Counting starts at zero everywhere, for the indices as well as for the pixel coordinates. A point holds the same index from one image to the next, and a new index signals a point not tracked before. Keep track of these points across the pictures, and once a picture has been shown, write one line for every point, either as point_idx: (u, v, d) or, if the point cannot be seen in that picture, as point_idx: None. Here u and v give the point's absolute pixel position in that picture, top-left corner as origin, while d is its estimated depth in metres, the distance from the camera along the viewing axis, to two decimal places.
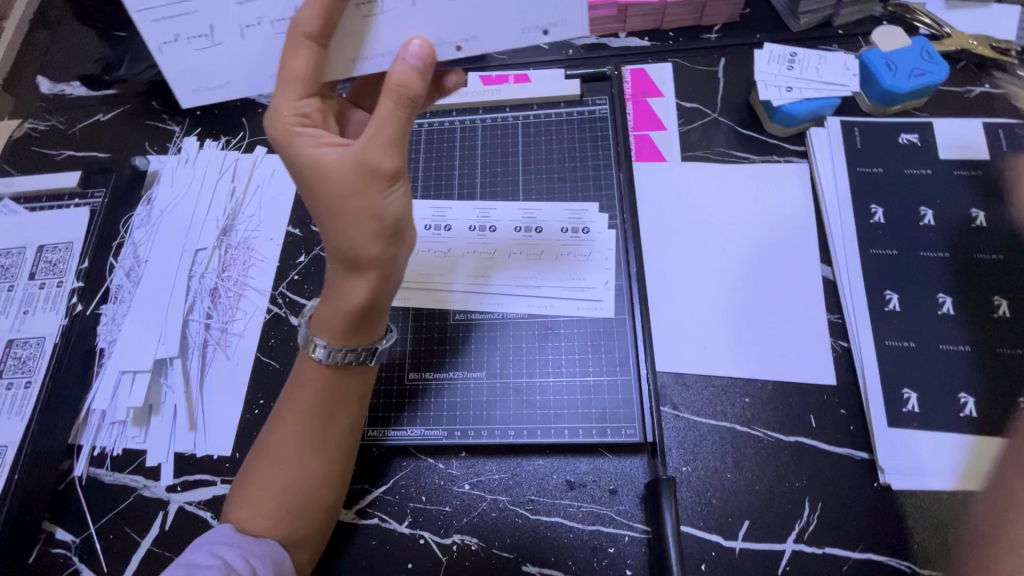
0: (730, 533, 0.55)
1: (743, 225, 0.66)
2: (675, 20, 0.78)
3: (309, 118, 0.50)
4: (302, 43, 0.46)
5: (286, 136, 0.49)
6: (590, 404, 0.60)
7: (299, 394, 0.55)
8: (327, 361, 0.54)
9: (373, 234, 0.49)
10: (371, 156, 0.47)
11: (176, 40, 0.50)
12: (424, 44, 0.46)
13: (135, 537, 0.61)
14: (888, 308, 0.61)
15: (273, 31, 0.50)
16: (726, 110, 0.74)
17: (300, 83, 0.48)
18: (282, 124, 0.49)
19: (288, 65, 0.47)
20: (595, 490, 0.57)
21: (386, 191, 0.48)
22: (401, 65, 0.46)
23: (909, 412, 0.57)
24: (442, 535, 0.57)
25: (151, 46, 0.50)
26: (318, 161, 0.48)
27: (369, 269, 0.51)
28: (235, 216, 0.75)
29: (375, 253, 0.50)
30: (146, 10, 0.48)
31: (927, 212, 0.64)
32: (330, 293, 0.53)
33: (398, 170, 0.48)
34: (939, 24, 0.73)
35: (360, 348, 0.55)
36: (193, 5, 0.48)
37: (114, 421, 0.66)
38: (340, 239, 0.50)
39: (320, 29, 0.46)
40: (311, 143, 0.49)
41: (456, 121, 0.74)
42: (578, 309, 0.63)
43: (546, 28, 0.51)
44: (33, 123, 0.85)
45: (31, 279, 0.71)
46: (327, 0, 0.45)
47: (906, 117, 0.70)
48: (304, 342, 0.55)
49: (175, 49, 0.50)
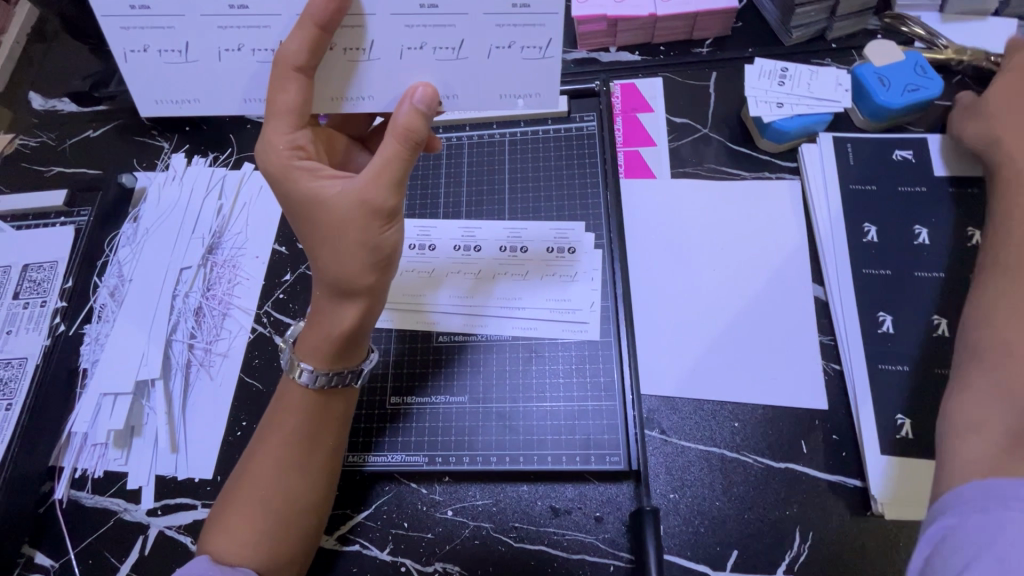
0: (717, 564, 0.54)
1: (733, 244, 0.65)
2: (666, 34, 0.77)
3: (304, 150, 0.49)
4: (289, 76, 0.45)
5: (283, 171, 0.48)
6: (574, 429, 0.58)
7: (281, 420, 0.53)
8: (313, 385, 0.53)
9: (367, 265, 0.49)
10: (370, 194, 0.47)
11: (147, 51, 0.48)
12: (431, 89, 0.47)
13: (114, 562, 0.60)
14: (882, 330, 0.59)
15: (253, 58, 0.48)
16: (716, 126, 0.72)
17: (291, 115, 0.47)
18: (279, 158, 0.48)
19: (275, 97, 0.46)
20: (580, 517, 0.56)
21: (385, 227, 0.48)
22: (407, 107, 0.46)
23: (903, 439, 0.55)
24: (423, 563, 0.56)
25: (116, 54, 0.48)
26: (316, 195, 0.48)
27: (360, 296, 0.51)
28: (221, 234, 0.75)
29: (368, 282, 0.50)
30: (120, 19, 0.47)
31: (922, 231, 0.63)
32: (315, 319, 0.53)
33: (397, 208, 0.48)
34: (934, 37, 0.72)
35: (346, 370, 0.54)
36: (170, 19, 0.47)
37: (95, 443, 0.65)
38: (332, 270, 0.49)
39: (306, 62, 0.44)
40: (307, 177, 0.48)
41: (442, 139, 0.74)
42: (564, 332, 0.62)
43: (520, 97, 0.50)
44: (24, 139, 0.85)
45: (15, 299, 0.70)
46: (309, 32, 0.43)
47: (899, 132, 0.69)
48: (288, 365, 0.54)
49: (141, 59, 0.49)
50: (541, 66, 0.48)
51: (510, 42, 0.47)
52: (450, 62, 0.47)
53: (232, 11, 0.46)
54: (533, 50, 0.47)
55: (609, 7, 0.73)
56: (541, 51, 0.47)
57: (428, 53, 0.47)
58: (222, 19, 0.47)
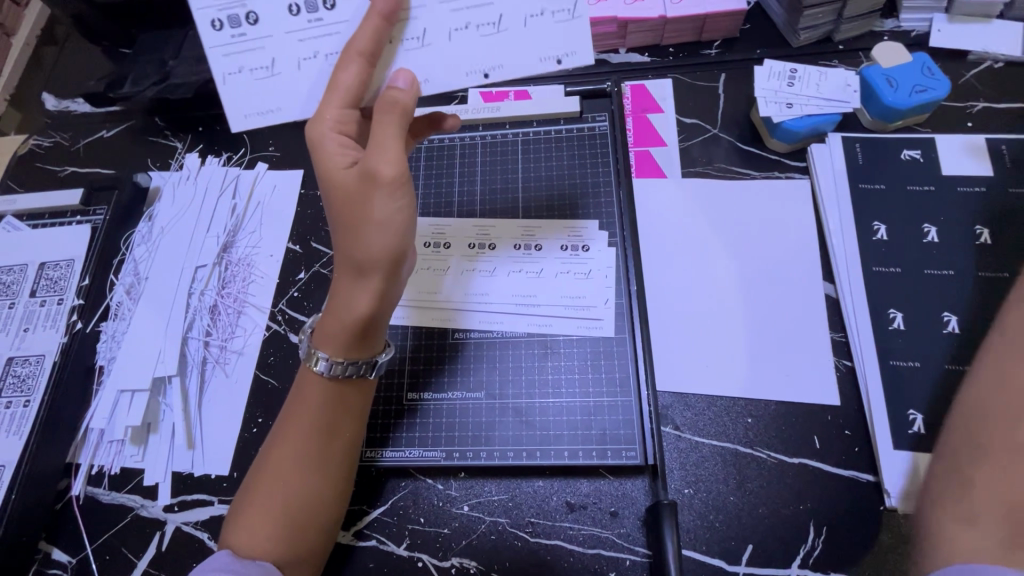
0: (732, 557, 0.54)
1: (744, 243, 0.66)
2: (675, 36, 0.77)
3: (347, 129, 0.50)
4: (350, 59, 0.48)
5: (316, 139, 0.50)
6: (590, 425, 0.59)
7: (300, 410, 0.53)
8: (327, 373, 0.53)
9: (384, 242, 0.49)
10: (375, 162, 0.48)
11: (240, 71, 0.52)
12: (406, 75, 0.49)
13: (131, 558, 0.61)
14: (893, 326, 0.60)
15: (325, 63, 0.51)
16: (726, 126, 0.73)
17: (346, 95, 0.48)
18: (325, 125, 0.49)
19: (337, 78, 0.48)
20: (596, 512, 0.56)
21: (394, 197, 0.49)
22: (390, 87, 0.49)
23: (915, 434, 0.56)
24: (440, 558, 0.56)
25: (215, 77, 0.52)
26: (333, 170, 0.49)
27: (375, 278, 0.50)
28: (236, 233, 0.75)
29: (385, 263, 0.50)
30: (220, 47, 0.51)
31: (931, 229, 0.63)
32: (334, 304, 0.52)
33: (400, 176, 0.48)
34: None
35: (361, 361, 0.54)
36: (262, 41, 0.51)
37: (112, 440, 0.66)
38: (353, 246, 0.50)
39: (372, 49, 0.48)
40: (334, 150, 0.49)
41: (456, 138, 0.75)
42: (578, 329, 0.63)
43: (559, 58, 0.52)
44: (37, 140, 0.86)
45: (32, 297, 0.72)
46: (376, 23, 0.47)
47: (907, 132, 0.70)
48: (305, 354, 0.54)
49: (236, 79, 0.52)
50: (571, 26, 0.51)
51: (541, 9, 0.51)
52: (491, 37, 0.51)
53: (313, 23, 0.50)
54: (563, 13, 0.51)
55: (619, 10, 0.74)
56: (569, 13, 0.51)
57: (472, 32, 0.51)
58: (303, 33, 0.51)
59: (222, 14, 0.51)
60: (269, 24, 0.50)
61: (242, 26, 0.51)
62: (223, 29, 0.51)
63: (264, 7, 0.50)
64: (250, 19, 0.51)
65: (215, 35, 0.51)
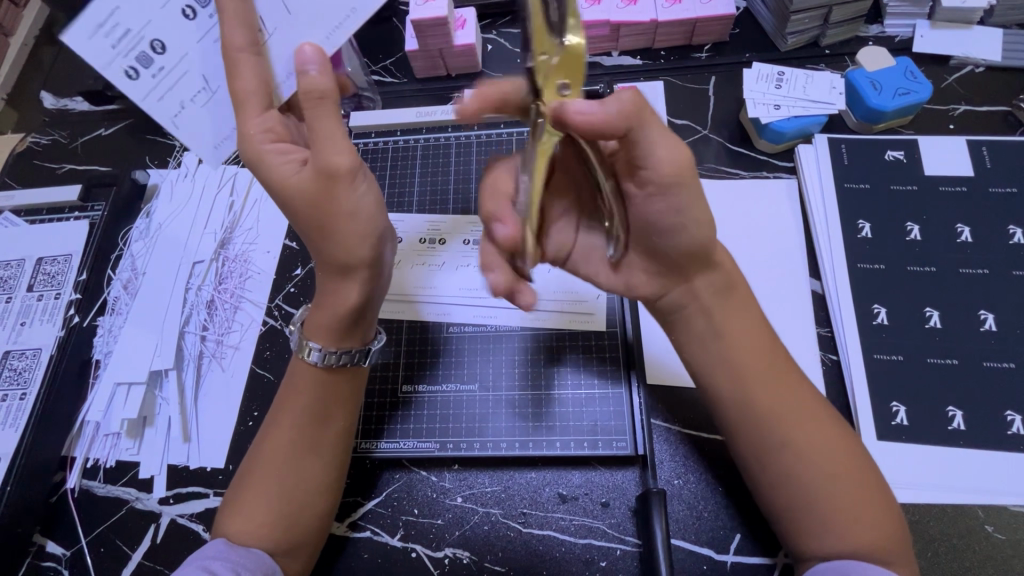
0: (721, 547, 0.55)
1: (733, 240, 0.68)
2: (666, 39, 0.79)
3: (275, 132, 0.47)
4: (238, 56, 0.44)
5: (255, 155, 0.47)
6: (581, 416, 0.60)
7: (293, 400, 0.54)
8: (322, 363, 0.54)
9: (359, 235, 0.48)
10: (327, 157, 0.44)
11: (185, 108, 0.47)
12: (314, 50, 0.45)
13: (127, 550, 0.61)
14: (877, 321, 0.62)
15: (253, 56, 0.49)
16: (716, 128, 0.75)
17: (256, 99, 0.45)
18: (248, 146, 0.46)
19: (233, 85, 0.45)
20: (587, 503, 0.57)
21: (353, 188, 0.46)
22: (302, 74, 0.44)
23: (898, 426, 0.57)
24: (433, 549, 0.57)
25: (167, 126, 0.47)
26: (283, 179, 0.46)
27: (358, 271, 0.50)
28: (233, 229, 0.76)
29: (367, 253, 0.49)
30: (149, 95, 0.46)
31: (914, 227, 0.65)
32: (322, 298, 0.53)
33: (355, 166, 0.46)
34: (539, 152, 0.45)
35: (353, 350, 0.55)
36: (184, 64, 0.46)
37: (108, 433, 0.66)
38: (324, 247, 0.49)
39: (252, 39, 0.44)
40: (281, 158, 0.47)
41: (452, 138, 0.76)
42: (569, 323, 0.64)
43: None
44: (35, 137, 0.86)
45: (29, 291, 0.72)
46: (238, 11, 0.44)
47: (892, 134, 0.72)
48: (297, 345, 0.55)
49: (188, 116, 0.47)
50: None
51: None
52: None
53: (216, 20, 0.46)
54: None
55: (612, 13, 0.76)
56: None
57: None
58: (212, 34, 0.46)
59: (129, 58, 0.44)
60: (177, 42, 0.45)
61: (155, 59, 0.45)
62: (139, 75, 0.45)
63: (156, 22, 0.44)
64: (157, 47, 0.45)
65: (131, 86, 0.45)
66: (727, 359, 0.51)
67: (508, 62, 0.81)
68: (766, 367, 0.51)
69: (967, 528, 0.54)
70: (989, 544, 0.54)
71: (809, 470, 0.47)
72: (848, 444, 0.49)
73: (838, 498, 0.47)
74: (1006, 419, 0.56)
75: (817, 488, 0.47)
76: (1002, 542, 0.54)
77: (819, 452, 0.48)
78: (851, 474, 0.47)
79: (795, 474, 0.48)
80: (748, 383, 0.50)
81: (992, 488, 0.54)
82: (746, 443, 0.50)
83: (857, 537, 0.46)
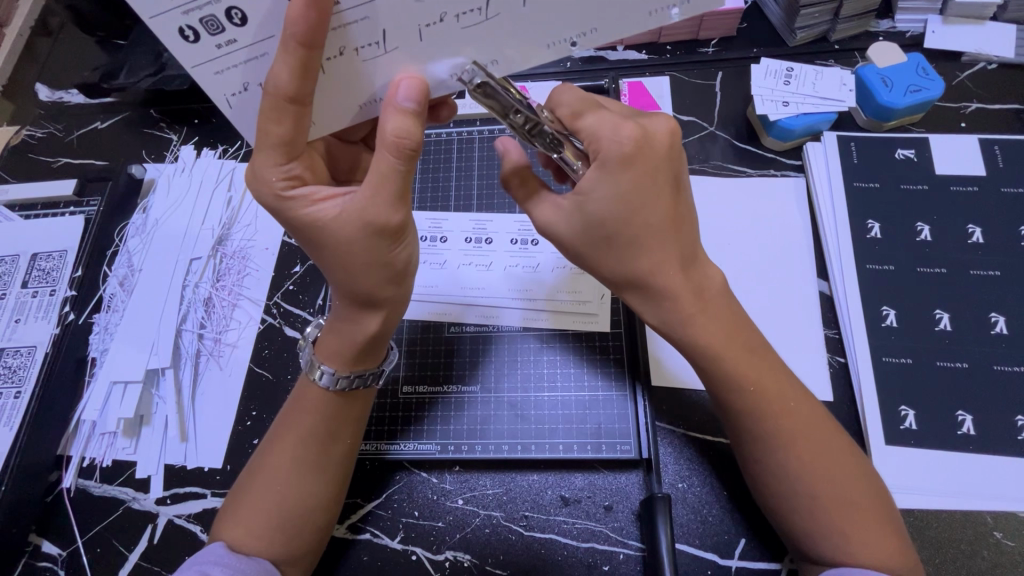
0: (725, 552, 0.54)
1: (739, 239, 0.66)
2: (673, 33, 0.78)
3: (300, 178, 0.46)
4: (281, 108, 0.40)
5: (282, 204, 0.45)
6: (586, 418, 0.59)
7: (298, 421, 0.53)
8: (333, 387, 0.53)
9: (386, 280, 0.48)
10: (375, 215, 0.44)
11: (247, 89, 0.42)
12: (416, 82, 0.41)
13: (124, 551, 0.60)
14: (885, 323, 0.61)
15: None
16: (723, 124, 0.74)
17: (281, 147, 0.43)
18: (271, 191, 0.45)
19: (267, 128, 0.42)
20: (590, 506, 0.57)
21: (394, 244, 0.46)
22: (397, 111, 0.41)
23: (907, 430, 0.56)
24: (433, 552, 0.56)
25: (218, 102, 0.42)
26: (317, 220, 0.45)
27: (382, 307, 0.50)
28: (230, 226, 0.75)
29: (389, 295, 0.50)
30: (207, 65, 0.39)
31: (924, 228, 0.64)
32: (337, 325, 0.52)
33: (404, 224, 0.45)
34: (553, 144, 0.47)
35: (366, 373, 0.54)
36: (262, 46, 0.39)
37: (104, 432, 0.65)
38: (347, 284, 0.48)
39: (298, 91, 0.39)
40: (308, 206, 0.45)
41: (453, 132, 0.75)
42: (573, 323, 0.63)
43: (573, 40, 0.41)
44: (30, 130, 0.85)
45: (24, 287, 0.71)
46: (293, 53, 0.37)
47: (902, 132, 0.70)
48: (307, 365, 0.54)
49: (245, 100, 0.42)
50: None
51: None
52: (479, 28, 0.39)
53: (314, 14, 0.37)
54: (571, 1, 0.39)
55: None
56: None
57: (450, 23, 0.38)
58: None
59: (192, 19, 0.36)
60: (264, 23, 0.38)
61: (226, 29, 0.37)
62: (200, 39, 0.37)
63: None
64: (234, 17, 0.37)
65: (192, 49, 0.38)
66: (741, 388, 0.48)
67: None
68: (743, 387, 0.48)
69: (975, 534, 0.54)
70: (998, 549, 0.53)
71: (811, 497, 0.46)
72: (860, 472, 0.48)
73: (842, 505, 0.46)
74: (1016, 424, 0.55)
75: (821, 495, 0.46)
76: (1011, 548, 0.53)
77: (820, 456, 0.47)
78: (860, 499, 0.46)
79: (800, 494, 0.47)
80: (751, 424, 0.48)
81: (1002, 494, 0.54)
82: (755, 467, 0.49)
83: (863, 544, 0.45)
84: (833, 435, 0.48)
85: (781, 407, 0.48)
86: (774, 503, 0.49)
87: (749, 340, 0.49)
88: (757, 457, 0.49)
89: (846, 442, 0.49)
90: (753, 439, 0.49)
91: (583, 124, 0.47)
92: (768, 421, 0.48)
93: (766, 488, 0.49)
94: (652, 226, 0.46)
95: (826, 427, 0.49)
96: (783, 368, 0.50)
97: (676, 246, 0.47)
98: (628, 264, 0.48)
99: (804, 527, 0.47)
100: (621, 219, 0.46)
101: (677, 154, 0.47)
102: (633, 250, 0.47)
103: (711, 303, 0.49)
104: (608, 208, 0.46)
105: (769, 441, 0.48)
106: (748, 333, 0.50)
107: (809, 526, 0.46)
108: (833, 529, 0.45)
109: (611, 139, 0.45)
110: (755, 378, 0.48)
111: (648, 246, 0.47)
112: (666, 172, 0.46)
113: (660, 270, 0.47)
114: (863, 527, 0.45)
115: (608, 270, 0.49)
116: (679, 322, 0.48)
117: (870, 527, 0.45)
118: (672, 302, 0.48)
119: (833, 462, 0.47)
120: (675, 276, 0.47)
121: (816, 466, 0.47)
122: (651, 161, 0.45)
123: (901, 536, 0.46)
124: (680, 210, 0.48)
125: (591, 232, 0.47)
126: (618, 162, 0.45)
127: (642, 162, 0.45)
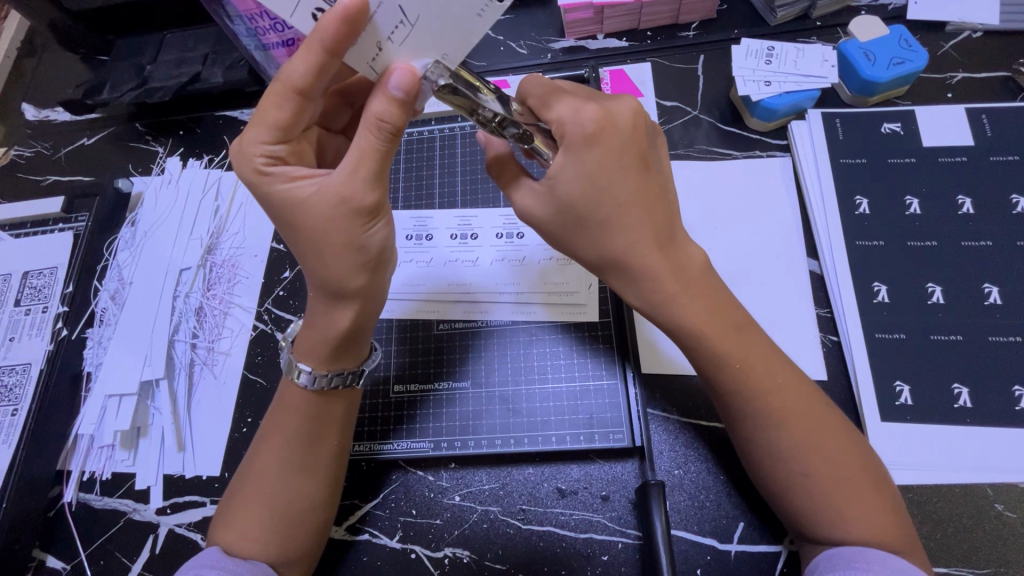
0: (724, 537, 0.54)
1: (727, 222, 0.66)
2: (653, 19, 0.77)
3: (282, 158, 0.47)
4: (286, 96, 0.44)
5: (257, 181, 0.46)
6: (577, 409, 0.59)
7: (282, 422, 0.53)
8: (312, 387, 0.53)
9: (356, 268, 0.48)
10: (350, 193, 0.44)
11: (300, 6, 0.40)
12: (407, 72, 0.41)
13: (126, 562, 0.60)
14: (877, 299, 0.60)
15: (398, 44, 0.40)
16: (707, 107, 0.73)
17: (276, 128, 0.45)
18: (251, 167, 0.46)
19: (268, 109, 0.45)
20: (586, 497, 0.56)
21: (368, 226, 0.46)
22: (387, 97, 0.42)
23: (902, 405, 0.56)
24: (432, 549, 0.56)
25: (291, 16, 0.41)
26: (293, 199, 0.45)
27: (353, 298, 0.50)
28: (219, 235, 0.75)
29: (359, 284, 0.49)
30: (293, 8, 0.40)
31: (913, 201, 0.63)
32: (312, 318, 0.52)
33: (380, 205, 0.46)
34: (524, 137, 0.48)
35: (345, 372, 0.54)
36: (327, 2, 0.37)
37: (102, 445, 0.66)
38: (321, 272, 0.48)
39: (309, 86, 0.43)
40: (285, 183, 0.46)
41: (435, 130, 0.75)
42: (562, 315, 0.63)
43: None
44: (18, 150, 0.85)
45: (16, 306, 0.72)
46: (316, 55, 0.40)
47: (887, 106, 0.69)
48: (287, 366, 0.54)
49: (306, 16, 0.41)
50: None
51: None
52: None
53: None
54: None
55: None
56: None
57: None
58: None
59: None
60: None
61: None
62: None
63: None
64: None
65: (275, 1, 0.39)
66: (720, 370, 0.48)
67: (492, 51, 0.81)
68: (730, 368, 0.47)
69: (977, 507, 0.53)
70: (1000, 521, 0.53)
71: (812, 492, 0.46)
72: (859, 454, 0.47)
73: (830, 472, 0.46)
74: (1013, 394, 0.55)
75: (815, 472, 0.46)
76: (1013, 520, 0.53)
77: (813, 432, 0.46)
78: (860, 487, 0.45)
79: (801, 487, 0.46)
80: (748, 414, 0.48)
81: (1001, 465, 0.53)
82: (755, 462, 0.49)
83: (856, 514, 0.45)
84: (833, 416, 0.48)
85: (769, 386, 0.47)
86: (770, 483, 0.48)
87: (735, 317, 0.49)
88: (751, 450, 0.49)
89: (842, 424, 0.48)
90: (745, 424, 0.48)
91: (552, 113, 0.47)
92: (754, 400, 0.47)
93: (768, 481, 0.48)
94: (624, 204, 0.46)
95: (816, 400, 0.48)
96: (770, 346, 0.49)
97: (652, 222, 0.47)
98: (606, 247, 0.48)
99: (805, 517, 0.46)
100: (591, 200, 0.46)
101: (642, 135, 0.48)
102: (607, 231, 0.47)
103: (692, 280, 0.49)
104: (576, 187, 0.46)
105: (761, 430, 0.47)
106: (734, 309, 0.49)
107: (809, 516, 0.46)
108: (838, 522, 0.45)
109: (574, 123, 0.46)
110: (742, 356, 0.47)
111: (620, 223, 0.47)
112: (632, 149, 0.47)
113: (641, 249, 0.47)
114: (869, 517, 0.44)
115: (585, 252, 0.49)
116: (662, 303, 0.48)
117: (874, 512, 0.45)
118: (654, 282, 0.48)
119: (829, 445, 0.46)
120: (656, 255, 0.47)
121: (816, 459, 0.46)
122: (616, 140, 0.46)
123: (903, 518, 0.46)
124: (650, 182, 0.48)
125: (562, 214, 0.47)
126: (582, 142, 0.46)
127: (605, 141, 0.46)
